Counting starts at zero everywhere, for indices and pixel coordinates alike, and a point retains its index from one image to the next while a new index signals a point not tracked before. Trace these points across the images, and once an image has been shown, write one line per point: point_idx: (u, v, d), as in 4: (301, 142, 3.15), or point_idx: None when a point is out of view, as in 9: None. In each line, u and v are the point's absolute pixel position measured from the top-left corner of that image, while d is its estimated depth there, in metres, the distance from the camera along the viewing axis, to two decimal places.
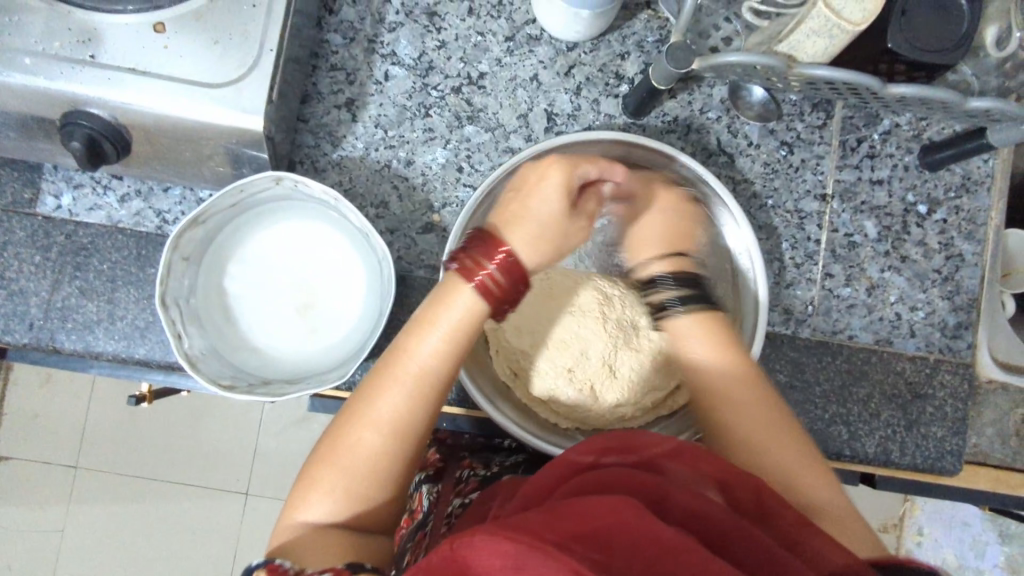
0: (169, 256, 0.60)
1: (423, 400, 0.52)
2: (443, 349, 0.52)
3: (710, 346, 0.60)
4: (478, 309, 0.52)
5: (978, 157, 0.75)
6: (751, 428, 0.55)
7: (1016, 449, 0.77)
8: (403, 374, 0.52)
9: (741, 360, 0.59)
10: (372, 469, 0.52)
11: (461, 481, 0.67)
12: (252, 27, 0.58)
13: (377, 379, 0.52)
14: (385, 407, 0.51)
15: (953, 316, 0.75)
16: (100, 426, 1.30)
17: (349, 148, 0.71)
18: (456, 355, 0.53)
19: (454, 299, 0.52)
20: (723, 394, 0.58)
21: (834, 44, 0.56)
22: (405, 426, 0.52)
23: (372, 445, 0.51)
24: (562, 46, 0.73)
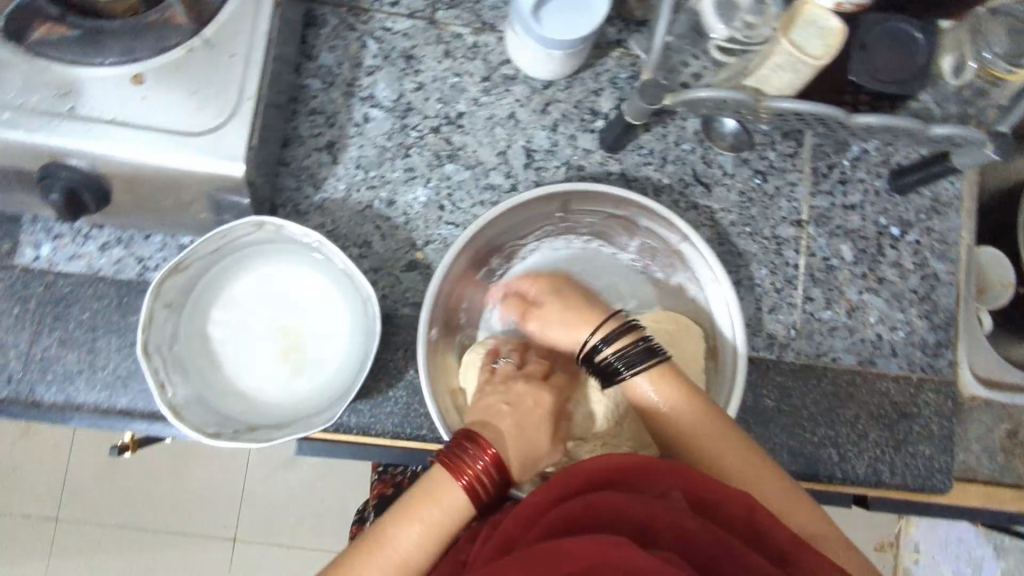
0: (151, 305, 0.60)
1: None
2: (420, 543, 0.50)
3: (675, 402, 0.57)
4: (462, 514, 0.51)
5: (946, 179, 0.77)
6: (731, 465, 0.54)
7: (1003, 464, 0.77)
8: (384, 560, 0.49)
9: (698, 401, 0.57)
10: None
11: None
12: (231, 76, 0.59)
13: (348, 562, 0.49)
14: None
15: (933, 334, 0.76)
16: (81, 477, 1.27)
17: (331, 190, 0.71)
18: (433, 554, 0.50)
19: (440, 497, 0.51)
20: (695, 439, 0.56)
21: (800, 78, 0.57)
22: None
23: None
24: (537, 84, 0.75)
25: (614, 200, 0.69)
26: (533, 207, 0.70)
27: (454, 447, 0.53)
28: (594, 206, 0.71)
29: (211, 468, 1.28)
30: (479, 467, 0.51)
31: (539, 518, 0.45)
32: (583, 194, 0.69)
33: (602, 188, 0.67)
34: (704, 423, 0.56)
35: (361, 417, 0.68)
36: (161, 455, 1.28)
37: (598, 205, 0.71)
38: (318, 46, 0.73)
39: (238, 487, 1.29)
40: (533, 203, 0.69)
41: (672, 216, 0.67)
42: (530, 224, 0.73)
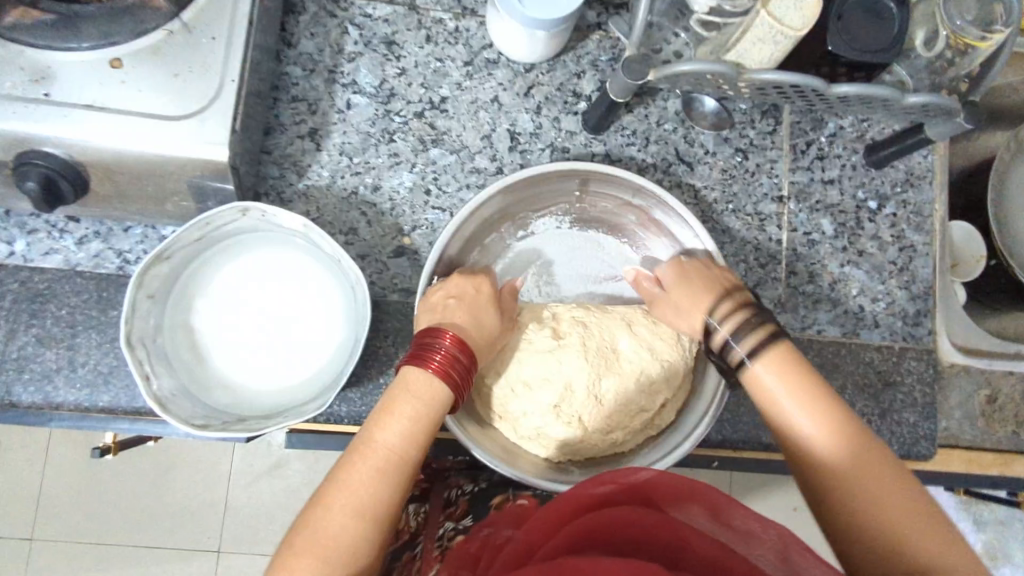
0: (134, 294, 0.58)
1: (396, 479, 0.53)
2: (410, 430, 0.54)
3: (831, 442, 0.51)
4: (438, 393, 0.56)
5: (918, 153, 0.79)
6: (874, 494, 0.48)
7: (984, 429, 0.79)
8: (378, 457, 0.53)
9: (820, 408, 0.53)
10: (350, 550, 0.49)
11: (451, 502, 0.74)
12: (212, 59, 0.58)
13: (349, 459, 0.53)
14: (354, 494, 0.51)
15: (912, 304, 0.78)
16: (57, 493, 1.23)
17: (315, 177, 0.71)
18: (424, 436, 0.55)
19: (418, 386, 0.56)
20: (858, 468, 0.49)
21: (779, 49, 0.59)
22: (380, 504, 0.51)
23: (348, 523, 0.50)
24: (520, 67, 0.75)
25: (602, 180, 0.70)
26: (548, 183, 0.71)
27: (421, 345, 0.58)
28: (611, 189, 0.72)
29: (193, 478, 1.25)
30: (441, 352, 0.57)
31: (557, 535, 0.47)
32: (602, 176, 0.70)
33: (589, 167, 0.68)
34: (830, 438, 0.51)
35: (353, 405, 0.67)
36: (140, 467, 1.25)
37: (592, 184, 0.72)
38: (298, 33, 0.72)
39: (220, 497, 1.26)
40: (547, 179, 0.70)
41: (662, 193, 0.69)
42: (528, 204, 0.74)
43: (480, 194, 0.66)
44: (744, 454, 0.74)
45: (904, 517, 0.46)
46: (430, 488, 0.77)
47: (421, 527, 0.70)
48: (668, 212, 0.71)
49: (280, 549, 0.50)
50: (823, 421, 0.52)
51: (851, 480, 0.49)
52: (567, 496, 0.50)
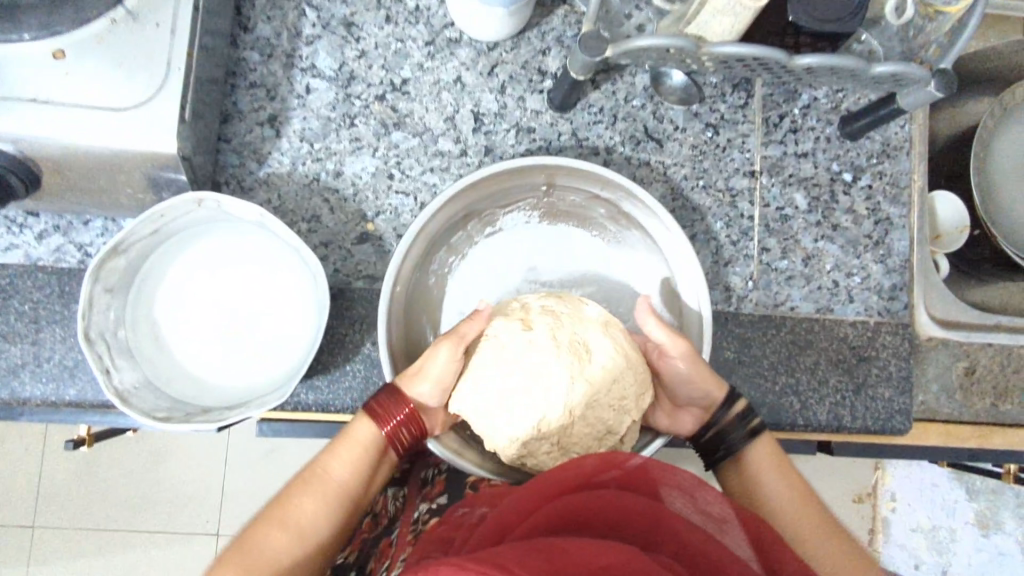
0: (90, 289, 0.58)
1: (332, 510, 0.58)
2: (349, 465, 0.59)
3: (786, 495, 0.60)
4: (380, 439, 0.60)
5: (895, 123, 0.78)
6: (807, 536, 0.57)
7: (962, 402, 0.79)
8: (319, 485, 0.58)
9: (796, 479, 0.61)
10: (273, 568, 0.54)
11: (427, 482, 0.74)
12: (158, 47, 0.57)
13: (292, 488, 0.58)
14: (292, 517, 0.56)
15: (888, 278, 0.77)
16: (49, 483, 1.24)
17: (275, 164, 0.70)
18: (363, 473, 0.60)
19: (361, 430, 0.60)
20: (798, 524, 0.58)
21: (739, 21, 0.57)
22: (312, 531, 0.56)
23: (282, 539, 0.55)
24: (483, 46, 0.73)
25: (571, 173, 0.69)
26: (515, 179, 0.70)
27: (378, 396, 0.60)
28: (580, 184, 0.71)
29: (185, 466, 1.26)
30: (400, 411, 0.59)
31: (536, 515, 0.46)
32: (568, 170, 0.69)
33: (558, 161, 0.66)
34: (779, 484, 0.60)
35: (319, 393, 0.67)
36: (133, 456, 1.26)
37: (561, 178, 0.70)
38: (253, 17, 0.71)
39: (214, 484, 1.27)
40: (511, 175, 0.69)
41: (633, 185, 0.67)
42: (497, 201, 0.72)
43: (440, 198, 0.65)
44: None
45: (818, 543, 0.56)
46: (411, 470, 0.79)
47: (398, 512, 0.71)
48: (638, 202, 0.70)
49: (218, 555, 0.54)
50: (778, 473, 0.61)
51: (798, 533, 0.57)
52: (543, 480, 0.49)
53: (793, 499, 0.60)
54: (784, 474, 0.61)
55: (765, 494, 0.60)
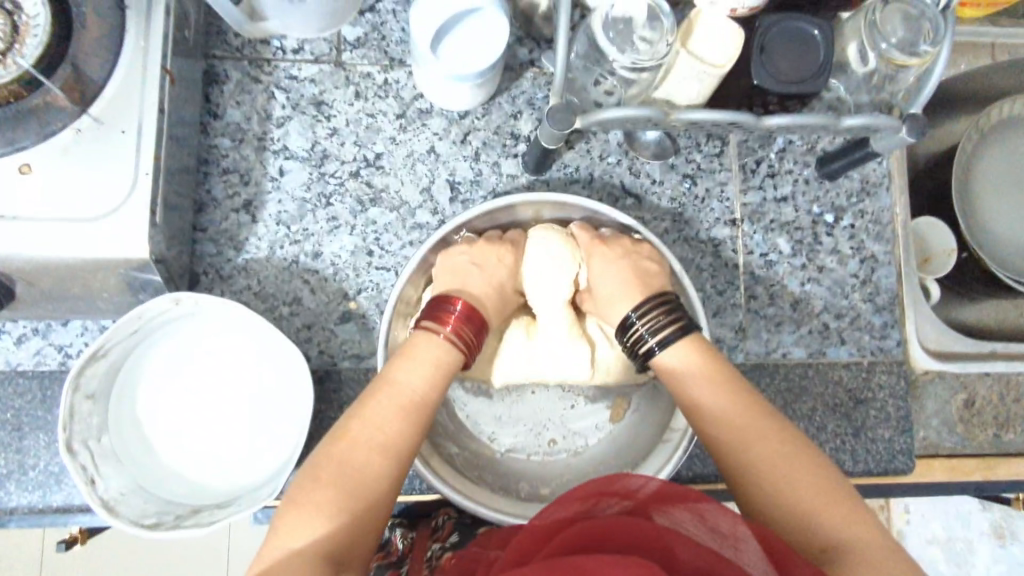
0: (70, 398, 0.57)
1: (418, 413, 0.55)
2: (422, 372, 0.57)
3: (692, 365, 0.59)
4: (445, 355, 0.58)
5: (872, 160, 0.77)
6: (762, 459, 0.53)
7: (964, 436, 0.77)
8: (400, 395, 0.55)
9: (732, 389, 0.57)
10: (367, 473, 0.51)
11: (437, 527, 0.70)
12: (123, 153, 0.56)
13: (376, 385, 0.56)
14: (380, 419, 0.54)
15: (878, 316, 0.76)
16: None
17: (253, 249, 0.69)
18: (438, 379, 0.57)
19: (423, 343, 0.58)
20: (732, 425, 0.55)
21: (704, 87, 0.58)
22: (402, 445, 0.53)
23: (342, 500, 0.50)
24: (454, 115, 0.73)
25: (556, 208, 0.69)
26: (502, 214, 0.69)
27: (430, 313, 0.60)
28: (566, 216, 0.70)
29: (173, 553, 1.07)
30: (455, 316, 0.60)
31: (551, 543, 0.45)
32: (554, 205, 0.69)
33: (540, 198, 0.67)
34: (727, 406, 0.56)
35: None
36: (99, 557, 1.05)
37: (556, 213, 0.70)
38: (223, 103, 0.71)
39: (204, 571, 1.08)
40: (499, 213, 0.68)
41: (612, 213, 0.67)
42: None
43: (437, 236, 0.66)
44: (720, 489, 0.72)
45: (787, 468, 0.52)
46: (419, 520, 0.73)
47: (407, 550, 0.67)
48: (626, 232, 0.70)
49: (281, 509, 0.51)
50: (720, 392, 0.57)
51: (725, 423, 0.55)
52: (548, 518, 0.48)
53: (729, 402, 0.56)
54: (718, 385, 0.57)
55: (723, 432, 0.55)
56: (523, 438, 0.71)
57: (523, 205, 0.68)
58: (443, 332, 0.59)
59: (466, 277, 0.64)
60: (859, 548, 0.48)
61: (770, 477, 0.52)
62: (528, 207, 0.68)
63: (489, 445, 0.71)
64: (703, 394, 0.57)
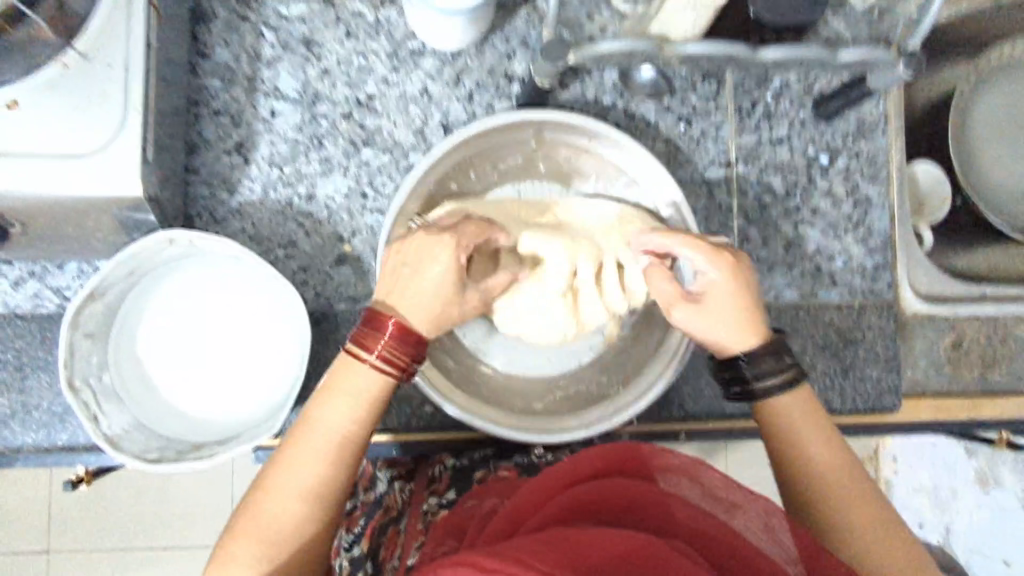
0: (69, 337, 0.58)
1: (345, 458, 0.53)
2: (348, 410, 0.53)
3: (801, 410, 0.57)
4: (378, 383, 0.55)
5: (869, 101, 0.77)
6: (859, 516, 0.53)
7: (950, 376, 0.79)
8: (325, 440, 0.52)
9: (832, 436, 0.56)
10: (295, 527, 0.51)
11: (434, 478, 0.71)
12: (112, 89, 0.56)
13: (298, 428, 0.53)
14: (304, 468, 0.51)
15: (870, 259, 0.77)
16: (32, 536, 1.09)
17: (247, 192, 0.69)
18: (364, 415, 0.54)
19: (346, 379, 0.54)
20: (831, 470, 0.55)
21: (700, 18, 0.57)
22: (330, 485, 0.52)
23: (284, 512, 0.51)
24: (446, 55, 0.72)
25: (556, 128, 0.69)
26: (504, 134, 0.69)
27: (361, 328, 0.56)
28: (567, 137, 0.71)
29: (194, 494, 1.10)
30: (384, 341, 0.55)
31: (547, 508, 0.46)
32: (554, 124, 0.69)
33: (542, 116, 0.67)
34: (829, 456, 0.55)
35: None
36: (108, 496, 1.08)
37: (557, 133, 0.70)
38: (211, 43, 0.69)
39: (213, 506, 1.12)
40: (500, 130, 0.68)
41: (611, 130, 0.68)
42: (488, 160, 0.71)
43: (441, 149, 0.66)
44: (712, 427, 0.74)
45: (872, 522, 0.53)
46: (416, 466, 0.75)
47: (406, 504, 0.68)
48: (625, 151, 0.70)
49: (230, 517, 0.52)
50: (829, 442, 0.56)
51: (823, 484, 0.55)
52: (542, 478, 0.48)
53: (832, 449, 0.56)
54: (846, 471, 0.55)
55: (807, 480, 0.55)
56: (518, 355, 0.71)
57: (525, 122, 0.68)
58: (368, 361, 0.54)
59: (400, 287, 0.57)
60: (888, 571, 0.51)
61: (838, 506, 0.53)
62: (528, 125, 0.68)
63: (484, 363, 0.71)
64: (810, 441, 0.56)
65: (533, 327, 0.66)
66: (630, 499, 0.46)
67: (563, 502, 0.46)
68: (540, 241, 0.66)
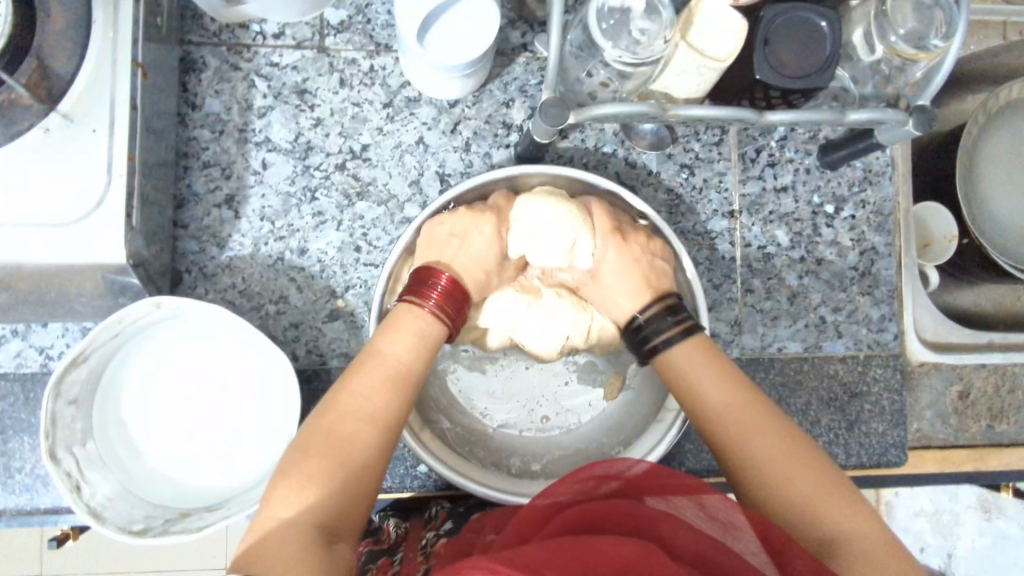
0: (51, 407, 0.56)
1: (402, 390, 0.54)
2: (407, 346, 0.55)
3: (690, 358, 0.58)
4: (432, 330, 0.57)
5: (876, 148, 0.75)
6: (766, 456, 0.51)
7: (957, 428, 0.77)
8: (381, 371, 0.54)
9: (730, 376, 0.56)
10: (355, 462, 0.50)
11: (431, 518, 0.69)
12: (95, 154, 0.54)
13: (353, 366, 0.54)
14: (367, 397, 0.52)
15: (876, 309, 0.75)
16: None
17: (237, 246, 0.67)
18: (424, 351, 0.56)
19: (402, 321, 0.57)
20: (734, 415, 0.54)
21: (705, 81, 0.56)
22: (391, 416, 0.53)
23: (343, 440, 0.50)
24: (443, 103, 0.70)
25: (554, 182, 0.67)
26: (500, 189, 0.67)
27: (414, 283, 0.59)
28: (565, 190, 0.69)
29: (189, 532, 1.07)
30: (439, 288, 0.58)
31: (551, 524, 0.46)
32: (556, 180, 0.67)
33: (538, 169, 0.65)
34: (725, 398, 0.55)
35: None
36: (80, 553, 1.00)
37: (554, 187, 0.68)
38: (201, 93, 0.68)
39: None
40: (495, 185, 0.66)
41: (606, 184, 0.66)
42: None
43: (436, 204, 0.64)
44: (714, 484, 0.72)
45: (781, 459, 0.51)
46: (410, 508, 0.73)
47: (401, 539, 0.66)
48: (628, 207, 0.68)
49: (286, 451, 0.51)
50: (724, 385, 0.55)
51: (730, 424, 0.54)
52: (534, 509, 0.48)
53: (734, 394, 0.55)
54: (750, 417, 0.53)
55: (718, 430, 0.54)
56: (515, 414, 0.70)
57: (521, 178, 0.66)
58: (426, 306, 0.57)
59: (451, 253, 0.61)
60: (809, 504, 0.49)
61: (748, 448, 0.52)
62: (524, 181, 0.67)
63: (481, 422, 0.69)
64: (713, 391, 0.55)
65: (532, 328, 0.65)
66: (631, 518, 0.45)
67: (563, 518, 0.46)
68: (549, 207, 0.62)
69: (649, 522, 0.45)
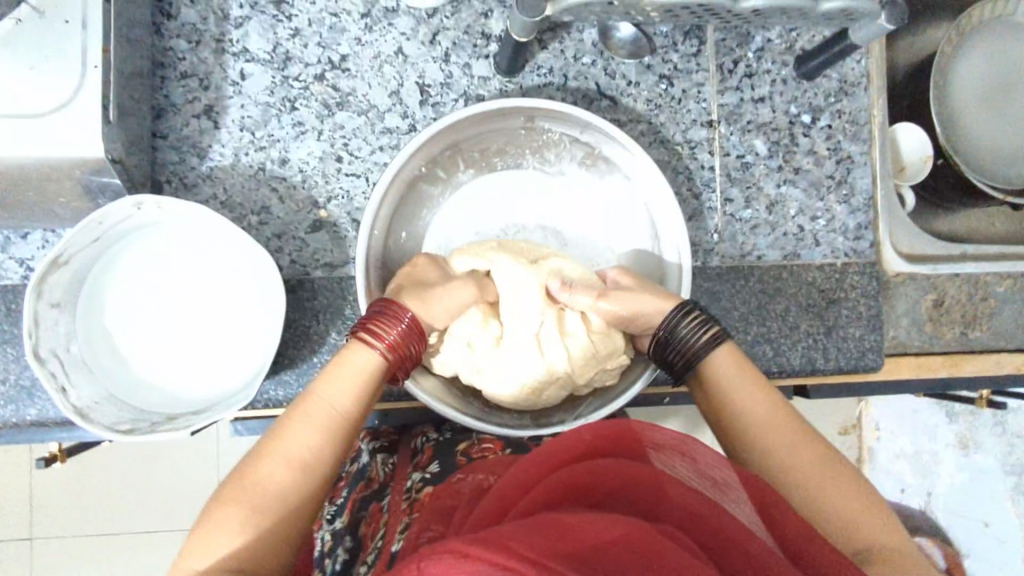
0: (33, 305, 0.56)
1: (336, 435, 0.53)
2: (348, 395, 0.54)
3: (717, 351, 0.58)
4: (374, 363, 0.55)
5: (851, 59, 0.76)
6: (775, 455, 0.53)
7: (931, 334, 0.79)
8: (320, 416, 0.53)
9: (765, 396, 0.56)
10: (277, 505, 0.49)
11: (417, 451, 0.69)
12: (68, 46, 0.53)
13: (305, 399, 0.54)
14: (298, 439, 0.51)
15: (853, 218, 0.76)
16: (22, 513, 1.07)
17: (218, 156, 0.67)
18: (356, 408, 0.54)
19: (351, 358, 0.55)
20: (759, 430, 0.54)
21: None
22: (315, 459, 0.51)
23: (271, 485, 0.50)
24: (421, 14, 0.70)
25: (548, 116, 0.66)
26: (492, 121, 0.67)
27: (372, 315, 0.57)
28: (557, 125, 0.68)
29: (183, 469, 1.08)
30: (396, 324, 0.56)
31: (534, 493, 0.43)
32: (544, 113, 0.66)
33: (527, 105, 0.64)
34: (759, 411, 0.55)
35: (288, 388, 0.66)
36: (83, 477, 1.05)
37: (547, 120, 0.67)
38: (176, 3, 0.67)
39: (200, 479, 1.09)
40: (489, 117, 0.66)
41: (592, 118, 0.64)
42: (473, 144, 0.69)
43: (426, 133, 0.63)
44: None
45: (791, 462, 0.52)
46: (399, 439, 0.74)
47: (390, 479, 0.67)
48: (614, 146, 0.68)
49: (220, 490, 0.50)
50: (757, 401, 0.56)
51: (757, 435, 0.54)
52: (541, 456, 0.45)
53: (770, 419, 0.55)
54: (787, 432, 0.54)
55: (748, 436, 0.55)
56: None
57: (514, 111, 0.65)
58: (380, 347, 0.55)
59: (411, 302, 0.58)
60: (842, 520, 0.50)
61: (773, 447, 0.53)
62: (516, 113, 0.66)
63: None
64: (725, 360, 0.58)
65: (496, 362, 0.64)
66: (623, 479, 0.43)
67: (557, 479, 0.43)
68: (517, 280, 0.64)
69: (635, 482, 0.43)
